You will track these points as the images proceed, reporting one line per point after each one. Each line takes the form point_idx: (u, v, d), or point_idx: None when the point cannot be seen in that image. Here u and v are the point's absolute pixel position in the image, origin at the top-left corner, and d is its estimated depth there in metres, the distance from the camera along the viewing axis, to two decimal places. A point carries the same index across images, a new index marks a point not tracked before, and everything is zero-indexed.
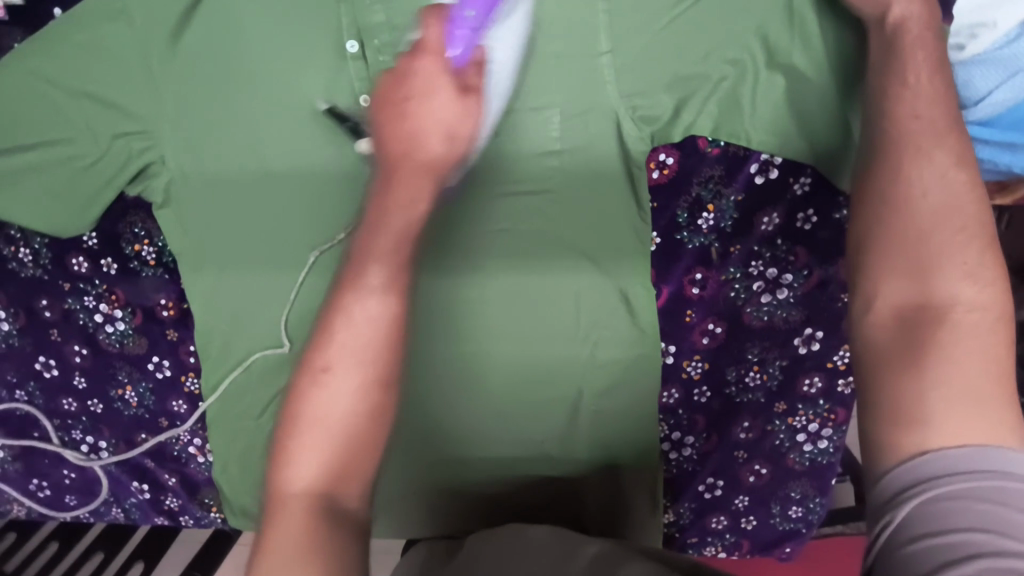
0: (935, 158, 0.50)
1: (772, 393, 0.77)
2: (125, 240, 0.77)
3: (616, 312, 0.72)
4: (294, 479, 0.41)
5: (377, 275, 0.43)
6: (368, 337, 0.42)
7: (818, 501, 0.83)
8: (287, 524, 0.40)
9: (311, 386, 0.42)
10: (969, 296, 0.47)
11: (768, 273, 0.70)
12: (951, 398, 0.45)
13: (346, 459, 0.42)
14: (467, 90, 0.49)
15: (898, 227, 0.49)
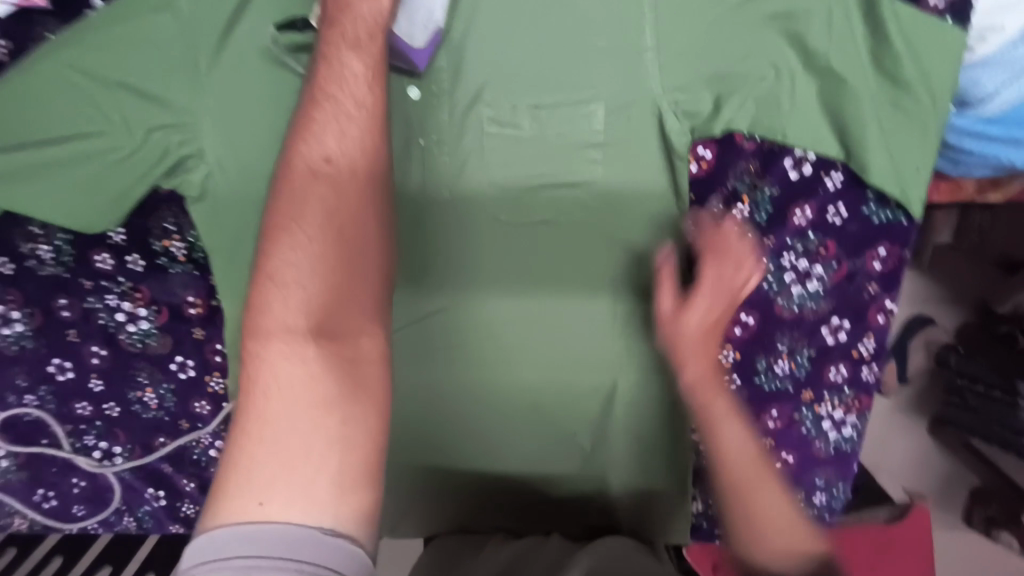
0: (719, 396, 0.60)
1: (800, 381, 0.79)
2: (154, 236, 0.75)
3: (648, 302, 0.74)
4: (284, 302, 0.43)
5: (354, 78, 0.49)
6: (343, 193, 0.46)
7: (840, 488, 0.85)
8: (286, 358, 0.42)
9: (301, 189, 0.46)
10: (769, 499, 0.57)
11: (800, 265, 0.73)
12: (779, 544, 0.56)
13: (339, 287, 0.44)
14: None
15: (717, 405, 0.60)
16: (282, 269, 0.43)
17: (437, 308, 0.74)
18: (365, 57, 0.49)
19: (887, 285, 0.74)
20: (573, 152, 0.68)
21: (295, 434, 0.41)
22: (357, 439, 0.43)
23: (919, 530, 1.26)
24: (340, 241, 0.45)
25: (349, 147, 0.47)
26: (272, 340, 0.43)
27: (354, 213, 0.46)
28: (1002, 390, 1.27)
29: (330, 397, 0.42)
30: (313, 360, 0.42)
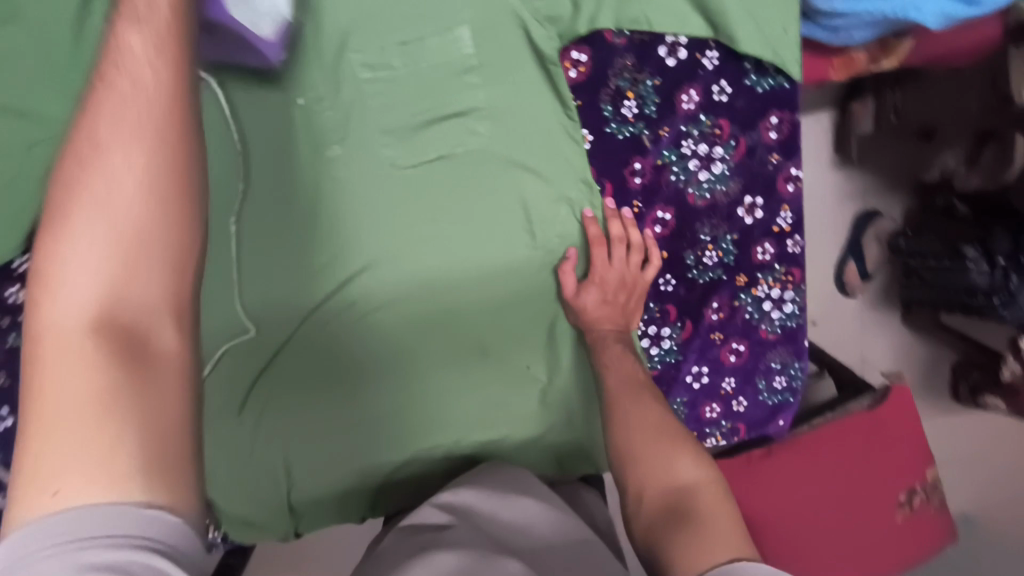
0: (643, 403, 0.66)
1: (731, 268, 0.79)
2: None
3: (563, 217, 0.75)
4: (63, 302, 0.35)
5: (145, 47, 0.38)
6: (123, 181, 0.37)
7: (797, 367, 0.86)
8: (64, 356, 0.35)
9: (75, 179, 0.36)
10: (642, 438, 0.63)
11: (700, 149, 0.73)
12: (672, 490, 0.59)
13: (124, 265, 0.36)
14: None
15: (626, 442, 0.63)
16: (59, 265, 0.35)
17: (355, 269, 0.74)
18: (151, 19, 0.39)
19: (789, 152, 0.75)
20: (449, 82, 0.69)
21: (74, 470, 0.33)
22: (158, 459, 0.35)
23: (900, 408, 1.29)
24: (117, 216, 0.36)
25: (120, 115, 0.37)
26: (46, 341, 0.35)
27: (136, 182, 0.37)
28: (950, 256, 1.29)
29: (122, 421, 0.35)
30: (96, 365, 0.35)
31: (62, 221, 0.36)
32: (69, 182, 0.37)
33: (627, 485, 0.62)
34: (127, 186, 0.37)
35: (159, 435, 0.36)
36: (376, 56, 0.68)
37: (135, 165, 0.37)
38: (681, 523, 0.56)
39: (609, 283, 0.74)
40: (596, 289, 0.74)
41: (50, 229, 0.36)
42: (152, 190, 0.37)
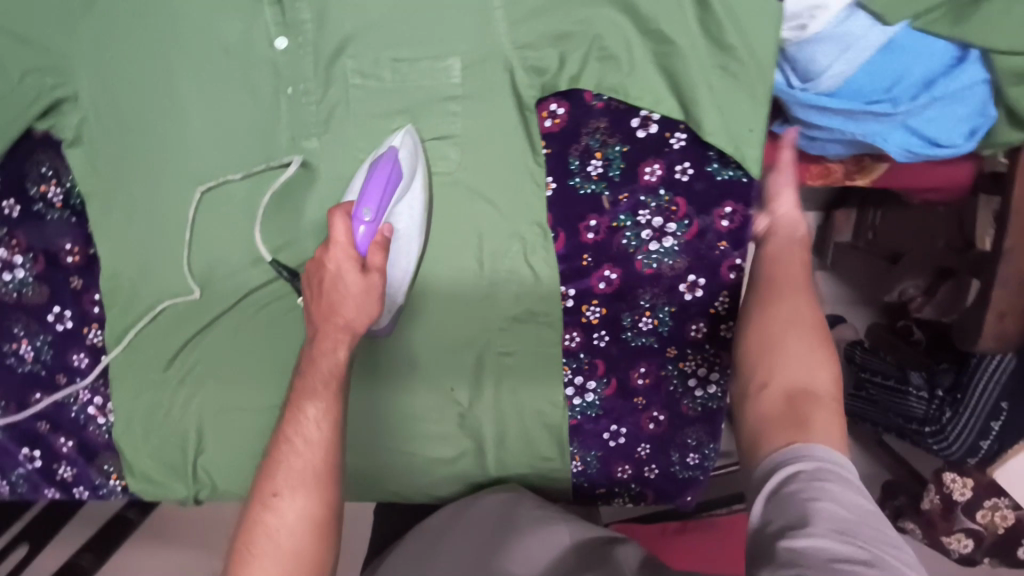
0: (791, 295, 0.60)
1: (664, 338, 0.82)
2: (30, 182, 0.77)
3: (513, 256, 0.78)
4: (279, 513, 0.57)
5: (338, 351, 0.61)
6: (306, 501, 0.58)
7: (712, 448, 0.87)
8: (266, 567, 0.56)
9: (273, 508, 0.58)
10: (796, 342, 0.58)
11: (655, 221, 0.77)
12: (824, 433, 0.54)
13: (299, 563, 0.57)
14: (369, 271, 0.62)
15: (753, 333, 0.61)
16: (271, 524, 0.57)
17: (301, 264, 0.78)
18: (343, 344, 0.61)
19: (736, 243, 0.77)
20: (431, 105, 0.73)
21: None
22: None
23: None
24: (308, 516, 0.58)
25: (307, 468, 0.59)
26: (260, 543, 0.57)
27: (318, 471, 0.59)
28: (897, 379, 1.29)
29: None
30: (287, 565, 0.56)
31: (270, 492, 0.58)
32: (296, 412, 0.60)
33: (750, 378, 0.59)
34: (297, 515, 0.57)
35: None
36: (368, 66, 0.72)
37: (302, 496, 0.58)
38: (774, 425, 0.55)
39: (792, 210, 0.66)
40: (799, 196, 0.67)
41: (269, 490, 0.58)
42: (311, 517, 0.58)
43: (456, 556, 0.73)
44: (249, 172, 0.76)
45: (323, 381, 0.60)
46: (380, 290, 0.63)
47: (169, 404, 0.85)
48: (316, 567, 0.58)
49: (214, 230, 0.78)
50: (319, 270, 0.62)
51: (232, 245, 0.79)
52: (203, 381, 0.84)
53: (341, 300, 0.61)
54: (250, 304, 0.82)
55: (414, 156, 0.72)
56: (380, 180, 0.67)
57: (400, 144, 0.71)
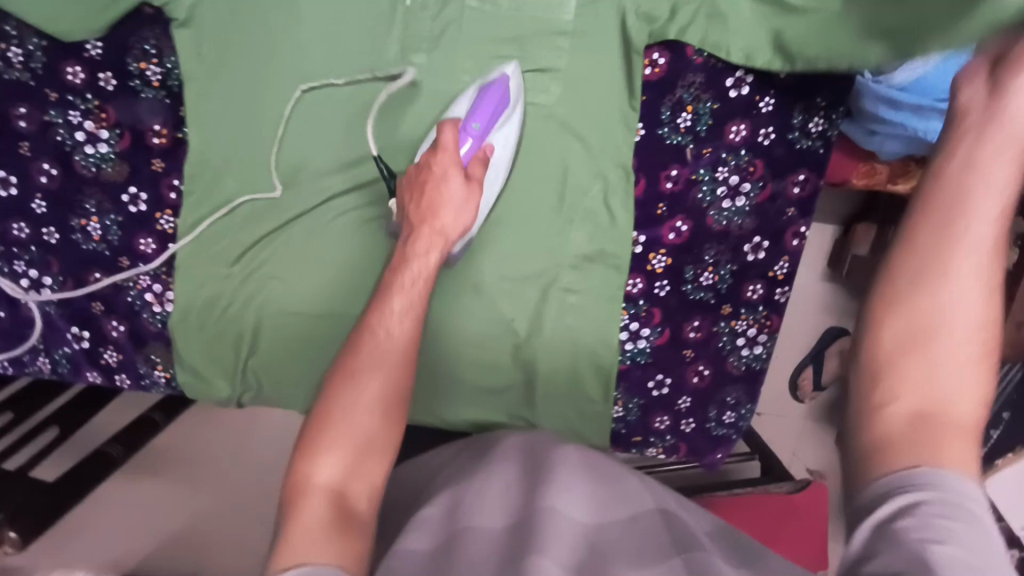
0: (945, 285, 0.48)
1: (722, 295, 0.86)
2: (130, 57, 0.77)
3: (593, 196, 0.81)
4: (351, 397, 0.58)
5: (431, 253, 0.67)
6: (376, 390, 0.59)
7: (748, 408, 0.92)
8: (331, 448, 0.56)
9: (349, 388, 0.59)
10: (947, 357, 0.48)
11: (732, 180, 0.80)
12: (945, 454, 0.47)
13: (360, 449, 0.57)
14: (471, 181, 0.70)
15: (890, 333, 0.50)
16: (341, 406, 0.58)
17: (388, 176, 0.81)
18: (436, 248, 0.67)
19: (803, 211, 0.82)
20: (540, 38, 0.77)
21: (330, 482, 0.55)
22: (371, 471, 0.57)
23: (817, 502, 1.34)
24: (378, 403, 0.59)
25: (382, 364, 0.60)
26: (330, 421, 0.58)
27: (396, 361, 0.61)
28: None
29: (354, 458, 0.57)
30: (350, 448, 0.57)
31: (347, 374, 0.60)
32: (386, 302, 0.63)
33: (869, 387, 0.50)
34: (371, 399, 0.59)
35: (375, 464, 0.58)
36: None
37: (378, 384, 0.59)
38: (899, 451, 0.48)
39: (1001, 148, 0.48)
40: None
41: (347, 373, 0.60)
42: (384, 407, 0.59)
43: (496, 524, 0.58)
44: (353, 77, 0.78)
45: (400, 320, 0.62)
46: (473, 208, 0.70)
47: (230, 301, 0.86)
48: (379, 459, 0.58)
49: (308, 130, 0.80)
50: (415, 176, 0.70)
51: (320, 150, 0.81)
52: (268, 282, 0.85)
53: (440, 204, 0.69)
54: (327, 211, 0.82)
55: (517, 90, 0.75)
56: (485, 103, 0.72)
57: (509, 75, 0.74)
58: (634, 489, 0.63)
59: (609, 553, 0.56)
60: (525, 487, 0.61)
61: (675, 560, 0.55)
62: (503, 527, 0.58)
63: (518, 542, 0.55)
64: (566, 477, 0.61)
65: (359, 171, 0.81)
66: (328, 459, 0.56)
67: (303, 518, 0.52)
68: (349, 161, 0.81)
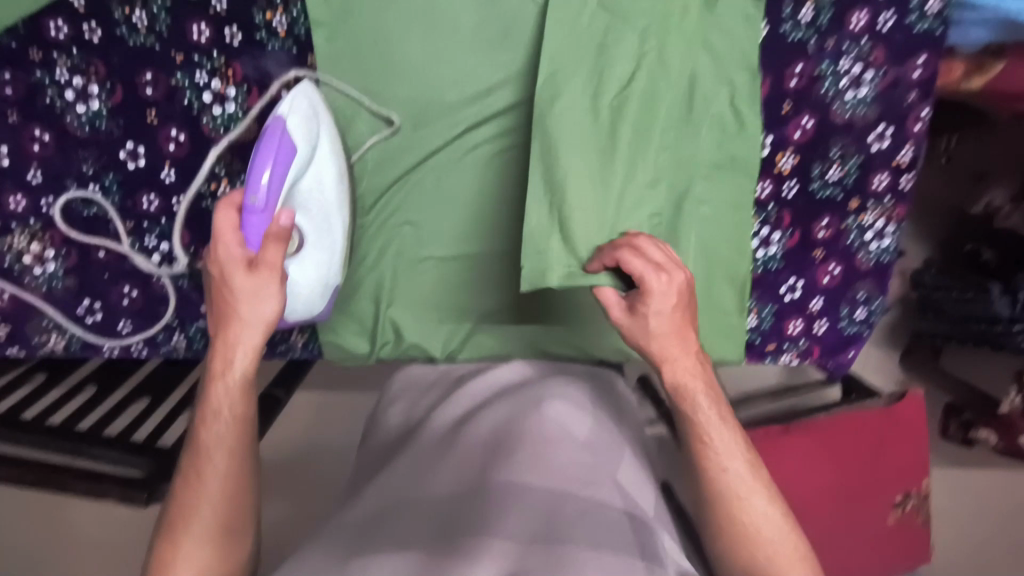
0: (755, 495, 0.77)
1: (848, 189, 0.87)
2: (255, 8, 0.76)
3: (720, 102, 0.82)
4: (213, 455, 0.69)
5: (254, 326, 0.66)
6: (224, 452, 0.69)
7: (880, 302, 0.93)
8: (205, 503, 0.70)
9: (203, 439, 0.69)
10: (752, 494, 0.77)
11: (853, 70, 0.82)
12: (774, 553, 0.76)
13: (224, 499, 0.70)
14: (257, 267, 0.64)
15: (728, 535, 0.77)
16: (201, 473, 0.69)
17: (520, 104, 0.81)
18: (259, 321, 0.66)
19: (925, 93, 0.83)
20: None
21: (192, 531, 0.70)
22: (231, 502, 0.71)
23: (915, 413, 1.38)
24: (224, 477, 0.70)
25: (223, 433, 0.69)
26: (205, 473, 0.69)
27: (225, 422, 0.69)
28: (974, 291, 1.31)
29: (217, 503, 0.70)
30: (215, 501, 0.70)
31: (198, 445, 0.69)
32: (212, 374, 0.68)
33: (733, 547, 0.77)
34: (225, 449, 0.69)
35: (234, 511, 0.71)
36: None
37: (229, 446, 0.70)
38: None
39: (661, 306, 0.71)
40: (671, 317, 0.72)
41: (199, 442, 0.69)
42: (234, 467, 0.70)
43: (443, 493, 0.71)
44: (478, 6, 0.78)
45: (227, 397, 0.68)
46: (278, 290, 0.66)
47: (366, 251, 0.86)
48: (236, 496, 0.71)
49: (435, 65, 0.79)
50: (212, 277, 0.65)
51: (451, 82, 0.80)
52: (403, 228, 0.86)
53: (244, 296, 0.65)
54: (459, 147, 0.83)
55: (308, 116, 0.71)
56: (272, 144, 0.66)
57: (292, 104, 0.70)
58: (561, 466, 0.71)
59: (573, 531, 0.65)
60: (459, 462, 0.74)
61: (638, 563, 0.65)
62: (439, 497, 0.71)
63: (477, 521, 0.67)
64: (517, 467, 0.71)
65: (488, 102, 0.81)
66: (190, 532, 0.70)
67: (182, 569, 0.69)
68: (478, 93, 0.81)
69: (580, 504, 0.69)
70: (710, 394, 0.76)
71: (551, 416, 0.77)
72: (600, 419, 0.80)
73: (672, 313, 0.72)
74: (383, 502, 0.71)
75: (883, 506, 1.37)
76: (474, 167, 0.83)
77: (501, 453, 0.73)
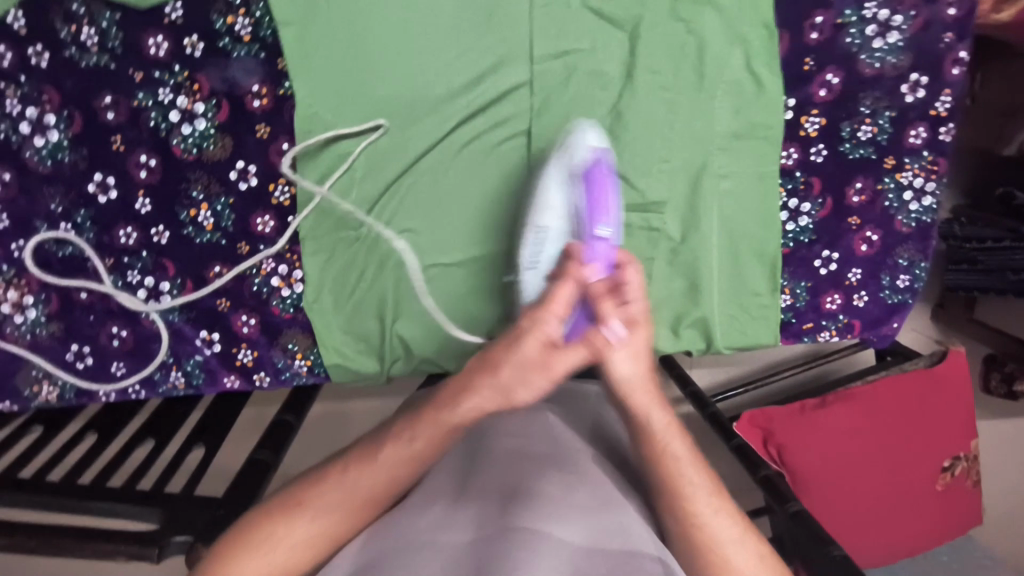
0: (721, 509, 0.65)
1: (883, 148, 0.79)
2: (214, 13, 0.69)
3: (734, 65, 0.75)
4: (377, 463, 0.63)
5: (529, 389, 0.58)
6: (395, 474, 0.63)
7: (923, 268, 0.85)
8: (331, 493, 0.62)
9: (384, 452, 0.63)
10: (721, 529, 0.64)
11: (881, 15, 0.74)
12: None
13: (352, 509, 0.63)
14: (555, 349, 0.57)
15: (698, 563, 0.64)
16: (360, 474, 0.63)
17: (516, 89, 0.74)
18: (528, 393, 0.58)
19: (961, 33, 0.75)
20: None
21: (305, 526, 0.61)
22: (363, 513, 0.64)
23: (958, 373, 1.32)
24: (385, 491, 0.64)
25: (399, 458, 0.63)
26: (348, 477, 0.62)
27: (422, 444, 0.62)
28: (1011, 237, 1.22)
29: (356, 513, 0.63)
30: (354, 506, 0.63)
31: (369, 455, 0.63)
32: (448, 409, 0.61)
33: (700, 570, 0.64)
34: (393, 468, 0.63)
35: (360, 517, 0.64)
36: None
37: (404, 473, 0.64)
38: None
39: (626, 359, 0.62)
40: (637, 369, 0.63)
41: (370, 456, 0.63)
42: (396, 479, 0.64)
43: (462, 539, 0.61)
44: None
45: (426, 432, 0.62)
46: (546, 382, 0.58)
47: (365, 266, 0.80)
48: (368, 513, 0.64)
49: (418, 56, 0.72)
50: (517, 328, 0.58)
51: (436, 72, 0.73)
52: (402, 236, 0.79)
53: (524, 374, 0.58)
54: (453, 144, 0.76)
55: (607, 151, 0.67)
56: (605, 185, 0.63)
57: (598, 139, 0.67)
58: (592, 476, 0.66)
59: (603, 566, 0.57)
60: (486, 486, 0.66)
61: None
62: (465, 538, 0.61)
63: (495, 558, 0.57)
64: (550, 487, 0.64)
65: (480, 91, 0.74)
66: (297, 532, 0.61)
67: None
68: (468, 82, 0.74)
69: (617, 511, 0.63)
70: (664, 410, 0.65)
71: (558, 428, 0.74)
72: (591, 440, 0.77)
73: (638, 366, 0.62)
74: (377, 552, 0.60)
75: (933, 472, 1.31)
76: (472, 163, 0.76)
77: (521, 484, 0.65)
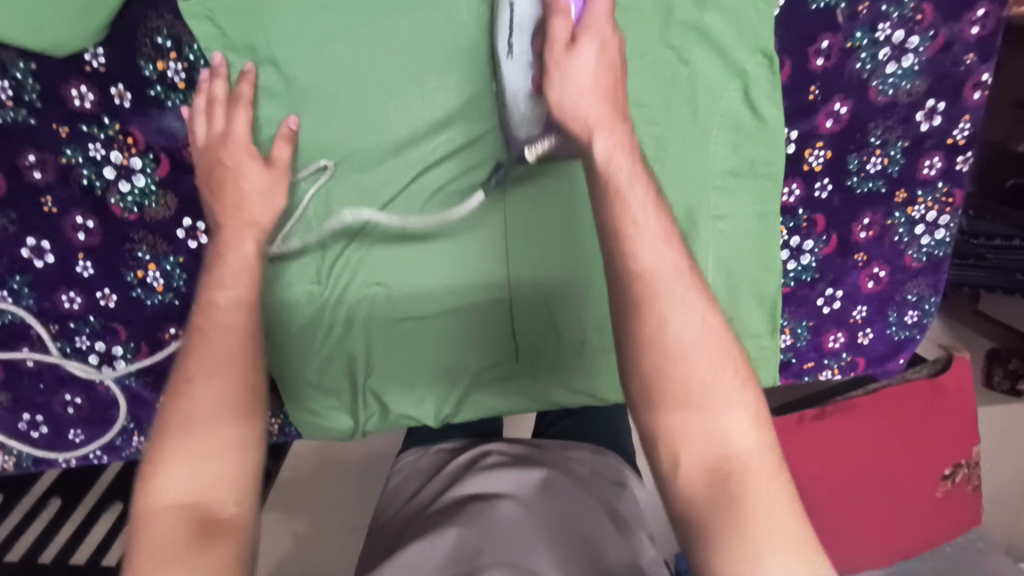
0: (724, 376, 0.49)
1: (894, 181, 0.72)
2: (140, 57, 0.62)
3: (731, 96, 0.67)
4: (200, 357, 0.52)
5: (241, 241, 0.59)
6: (230, 336, 0.54)
7: (933, 303, 0.80)
8: (178, 429, 0.49)
9: (210, 306, 0.55)
10: (709, 390, 0.48)
11: (896, 37, 0.66)
12: (731, 436, 0.48)
13: (224, 380, 0.52)
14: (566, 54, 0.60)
15: (662, 382, 0.48)
16: (195, 344, 0.53)
17: (490, 130, 0.67)
18: (229, 298, 0.56)
19: (984, 54, 0.68)
20: None
21: (172, 463, 0.48)
22: (242, 393, 0.52)
23: (962, 380, 1.28)
24: (245, 335, 0.55)
25: (232, 306, 0.55)
26: (189, 369, 0.52)
27: (245, 291, 0.57)
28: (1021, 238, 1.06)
29: (226, 414, 0.50)
30: (215, 395, 0.51)
31: (193, 330, 0.54)
32: (218, 270, 0.57)
33: (656, 438, 0.49)
34: (225, 338, 0.54)
35: (239, 405, 0.51)
36: None
37: (238, 323, 0.55)
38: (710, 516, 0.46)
39: (577, 84, 0.55)
40: (596, 99, 0.55)
41: (204, 307, 0.55)
42: (246, 326, 0.55)
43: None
44: (416, 15, 0.62)
45: (231, 279, 0.57)
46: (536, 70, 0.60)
47: (331, 322, 0.73)
48: (250, 400, 0.52)
49: (376, 96, 0.64)
50: (201, 157, 0.62)
51: (397, 114, 0.65)
52: (373, 290, 0.72)
53: (246, 206, 0.61)
54: (421, 192, 0.68)
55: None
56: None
57: None
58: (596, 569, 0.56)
59: None
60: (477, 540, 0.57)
61: None
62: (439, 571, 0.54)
63: None
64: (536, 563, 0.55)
65: (449, 135, 0.67)
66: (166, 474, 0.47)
67: (157, 489, 0.47)
68: (434, 123, 0.66)
69: None
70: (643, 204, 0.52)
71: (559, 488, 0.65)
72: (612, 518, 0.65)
73: (597, 75, 0.55)
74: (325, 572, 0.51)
75: (931, 480, 1.29)
76: (443, 211, 0.69)
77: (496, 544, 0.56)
